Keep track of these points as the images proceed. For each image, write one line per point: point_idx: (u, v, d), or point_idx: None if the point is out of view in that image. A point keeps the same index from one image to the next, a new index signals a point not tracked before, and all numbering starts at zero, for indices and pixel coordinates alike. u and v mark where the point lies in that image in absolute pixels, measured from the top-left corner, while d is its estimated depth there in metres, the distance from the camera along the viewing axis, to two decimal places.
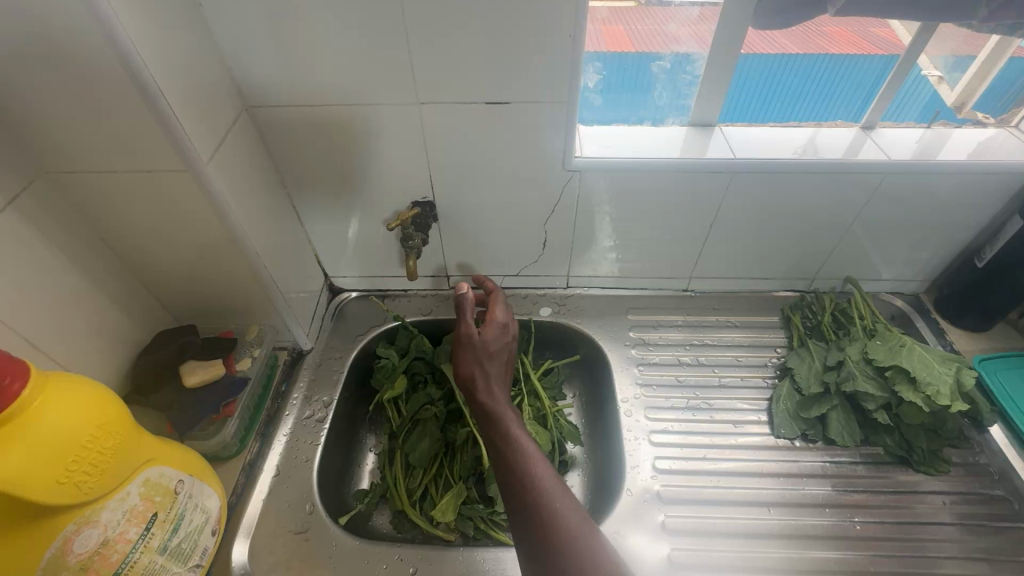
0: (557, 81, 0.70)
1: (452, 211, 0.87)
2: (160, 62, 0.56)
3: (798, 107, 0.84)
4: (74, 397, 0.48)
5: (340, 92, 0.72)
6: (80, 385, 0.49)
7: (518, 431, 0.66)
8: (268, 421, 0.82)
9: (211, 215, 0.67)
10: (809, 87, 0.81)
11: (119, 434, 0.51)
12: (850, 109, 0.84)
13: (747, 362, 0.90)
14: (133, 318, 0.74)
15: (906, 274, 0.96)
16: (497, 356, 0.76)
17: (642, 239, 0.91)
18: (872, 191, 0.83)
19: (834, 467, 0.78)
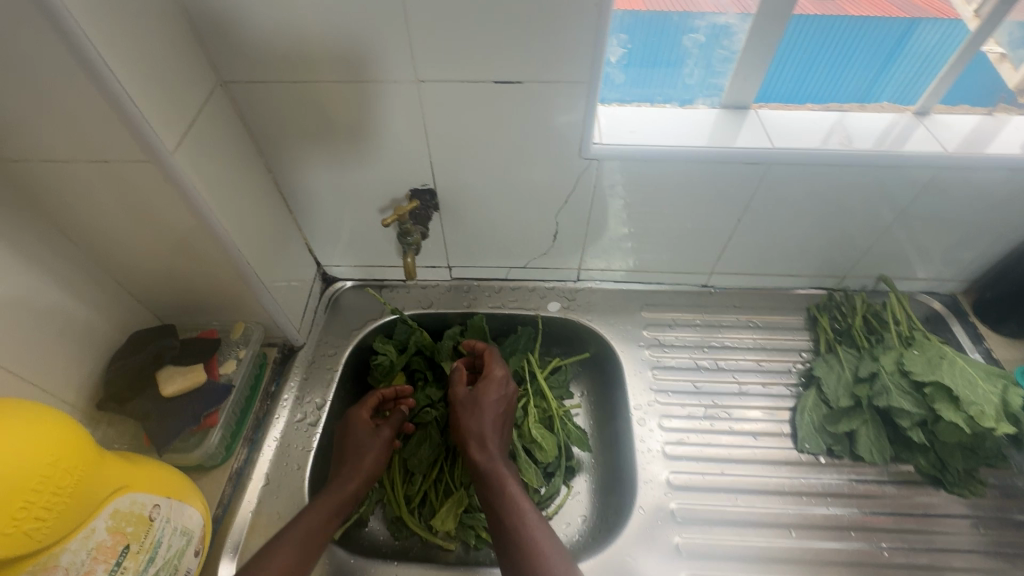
0: (577, 57, 0.61)
1: (454, 200, 0.80)
2: (108, 32, 0.47)
3: (845, 86, 0.75)
4: (27, 430, 0.43)
5: (327, 65, 0.63)
6: (34, 417, 0.44)
7: (517, 493, 0.67)
8: (256, 426, 0.76)
9: (182, 208, 0.60)
10: (860, 61, 0.72)
11: (78, 467, 0.47)
12: (865, 79, 0.74)
13: (769, 367, 0.84)
14: (104, 317, 0.68)
15: (946, 273, 0.89)
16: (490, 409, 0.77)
17: (661, 232, 0.84)
18: (922, 187, 0.75)
19: (858, 485, 0.73)
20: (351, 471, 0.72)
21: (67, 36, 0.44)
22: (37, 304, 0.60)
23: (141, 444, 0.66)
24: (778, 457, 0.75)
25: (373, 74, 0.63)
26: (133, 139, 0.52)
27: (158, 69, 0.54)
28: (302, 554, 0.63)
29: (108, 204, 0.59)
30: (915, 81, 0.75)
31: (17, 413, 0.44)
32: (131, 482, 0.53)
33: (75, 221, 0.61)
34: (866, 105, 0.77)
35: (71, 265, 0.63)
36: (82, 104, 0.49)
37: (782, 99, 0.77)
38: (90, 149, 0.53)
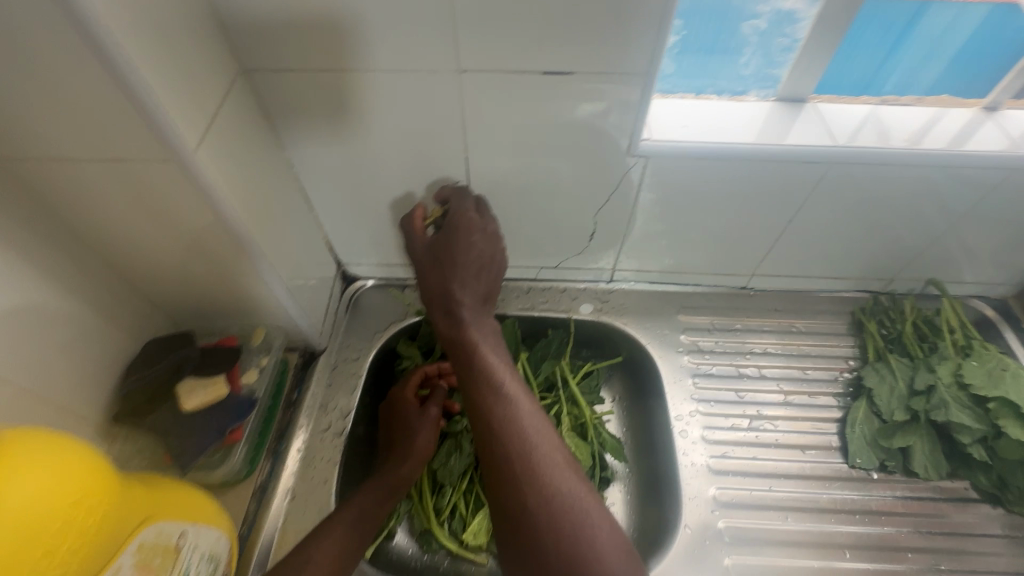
0: (627, 39, 0.56)
1: (486, 197, 0.74)
2: (122, 11, 0.43)
3: (907, 77, 0.71)
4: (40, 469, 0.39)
5: (356, 48, 0.58)
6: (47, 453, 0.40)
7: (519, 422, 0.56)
8: (279, 437, 0.73)
9: (201, 207, 0.55)
10: (925, 51, 0.69)
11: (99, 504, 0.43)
12: (906, 61, 0.70)
13: (814, 375, 0.82)
14: (117, 322, 0.64)
15: (998, 278, 0.84)
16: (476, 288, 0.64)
17: (704, 233, 0.79)
18: (989, 187, 0.70)
19: (911, 503, 0.72)
20: (409, 455, 0.70)
21: (79, 17, 0.39)
22: (47, 314, 0.55)
23: (161, 461, 0.64)
24: (828, 471, 0.75)
25: (409, 59, 0.59)
26: (153, 136, 0.48)
27: (175, 55, 0.49)
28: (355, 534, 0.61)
29: (121, 206, 0.54)
30: (918, 70, 0.70)
31: (30, 451, 0.39)
32: (156, 508, 0.50)
33: (85, 223, 0.56)
34: (923, 99, 0.72)
35: (81, 267, 0.59)
36: (97, 97, 0.44)
37: (836, 91, 0.73)
38: (104, 147, 0.48)
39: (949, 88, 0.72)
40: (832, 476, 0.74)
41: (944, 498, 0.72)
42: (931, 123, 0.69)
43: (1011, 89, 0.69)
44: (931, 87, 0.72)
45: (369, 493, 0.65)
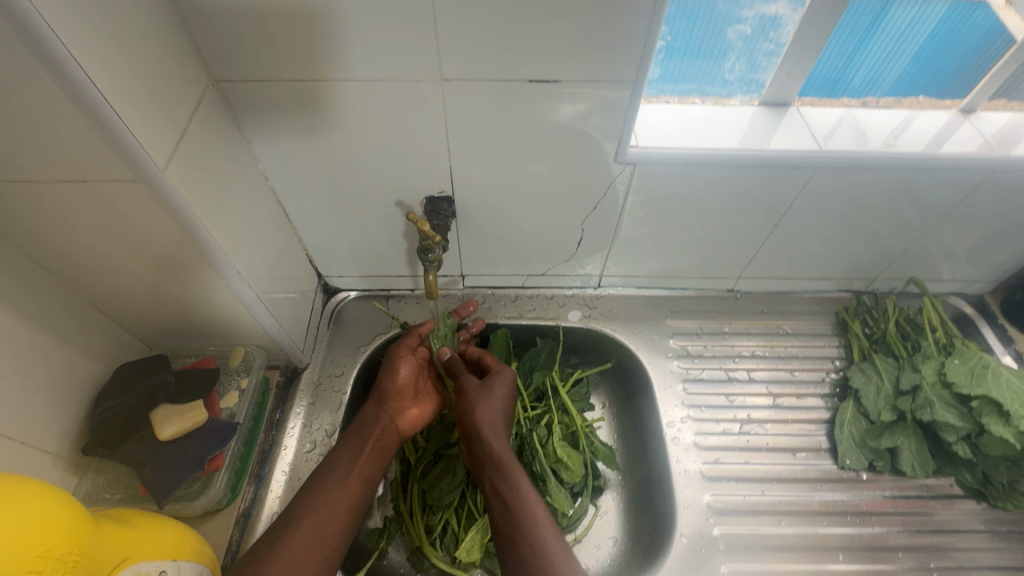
0: (613, 46, 0.55)
1: (472, 206, 0.73)
2: (78, 25, 0.40)
3: (879, 77, 0.71)
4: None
5: (334, 57, 0.56)
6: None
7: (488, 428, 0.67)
8: (262, 460, 0.70)
9: (171, 227, 0.52)
10: (896, 52, 0.68)
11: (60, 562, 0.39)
12: (877, 61, 0.69)
13: (802, 377, 0.83)
14: (85, 348, 0.60)
15: (974, 276, 0.85)
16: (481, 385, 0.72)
17: (692, 238, 0.79)
18: (969, 188, 0.71)
19: (899, 501, 0.74)
20: (376, 404, 0.72)
21: (30, 34, 0.37)
22: (7, 347, 0.52)
23: (138, 493, 0.62)
24: (819, 474, 0.76)
25: (389, 69, 0.57)
26: (116, 156, 0.45)
27: (139, 69, 0.46)
28: (342, 490, 0.62)
29: (85, 229, 0.51)
30: (883, 66, 0.69)
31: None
32: (117, 535, 0.47)
33: (47, 249, 0.53)
34: (902, 99, 0.73)
35: (45, 293, 0.56)
36: (52, 119, 0.42)
37: (821, 94, 0.72)
38: (63, 168, 0.45)
39: (911, 86, 0.72)
40: (821, 478, 0.75)
41: (929, 496, 0.74)
42: (904, 127, 0.70)
43: (987, 92, 0.70)
44: (894, 85, 0.71)
45: (347, 450, 0.66)
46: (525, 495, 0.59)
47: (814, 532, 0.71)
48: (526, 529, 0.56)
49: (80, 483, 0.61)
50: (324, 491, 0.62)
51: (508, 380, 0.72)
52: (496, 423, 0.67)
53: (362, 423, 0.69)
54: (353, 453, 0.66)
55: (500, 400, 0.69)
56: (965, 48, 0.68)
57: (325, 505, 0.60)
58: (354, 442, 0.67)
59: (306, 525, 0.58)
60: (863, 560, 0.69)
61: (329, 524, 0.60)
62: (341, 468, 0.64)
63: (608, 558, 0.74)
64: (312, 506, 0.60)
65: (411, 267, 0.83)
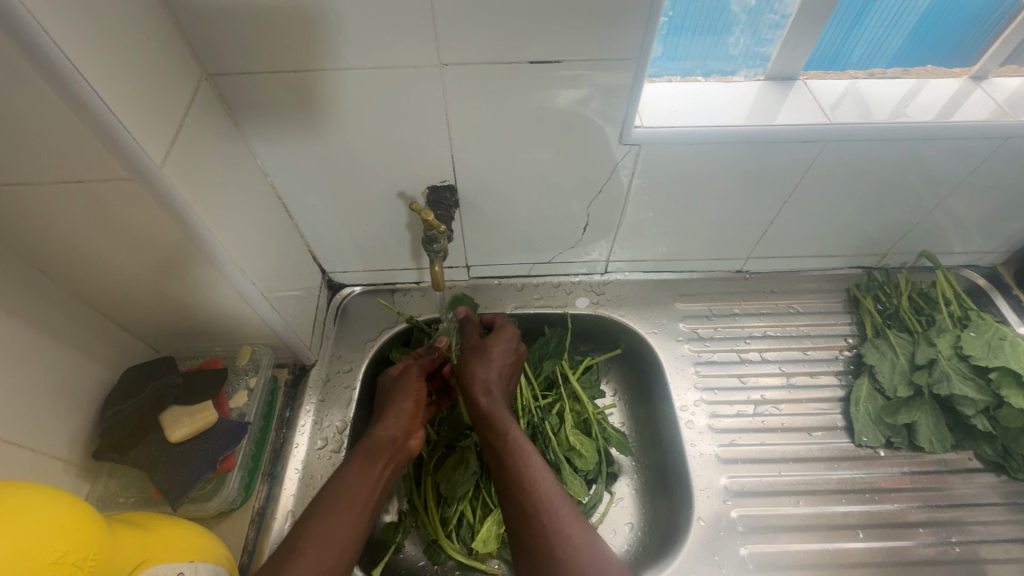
0: (615, 24, 0.54)
1: (474, 195, 0.72)
2: (66, 21, 0.39)
3: (880, 50, 0.69)
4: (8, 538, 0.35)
5: (329, 47, 0.54)
6: (12, 518, 0.36)
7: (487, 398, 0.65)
8: (275, 458, 0.70)
9: (170, 226, 0.51)
10: (896, 23, 0.66)
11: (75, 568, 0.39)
12: (877, 34, 0.67)
13: (815, 356, 0.82)
14: (91, 353, 0.60)
15: (986, 247, 0.84)
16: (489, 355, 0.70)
17: (698, 220, 0.77)
18: (983, 157, 0.69)
19: (917, 477, 0.73)
20: (386, 420, 0.67)
21: (18, 31, 0.36)
22: (12, 355, 0.52)
23: (151, 496, 0.62)
24: (835, 452, 0.75)
25: (385, 56, 0.55)
26: (113, 154, 0.44)
27: (132, 65, 0.45)
28: (351, 511, 0.58)
29: (84, 232, 0.50)
30: (882, 39, 0.68)
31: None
32: (125, 531, 0.46)
33: (47, 254, 0.52)
34: (911, 69, 0.71)
35: (50, 299, 0.55)
36: (44, 118, 0.41)
37: (824, 68, 0.71)
38: (57, 169, 0.44)
39: (911, 57, 0.70)
40: (838, 456, 0.75)
41: (948, 471, 0.73)
42: (913, 96, 0.68)
43: (998, 57, 0.68)
44: (893, 57, 0.70)
45: (358, 469, 0.62)
46: (526, 458, 0.59)
47: (832, 510, 0.71)
48: (526, 483, 0.57)
49: (93, 489, 0.61)
50: (331, 514, 0.57)
51: (507, 343, 0.72)
52: (491, 379, 0.68)
53: (373, 442, 0.65)
54: (364, 473, 0.62)
55: (498, 369, 0.69)
56: (970, 15, 0.66)
57: (332, 526, 0.56)
58: (365, 462, 0.63)
59: (313, 548, 0.54)
60: (883, 537, 0.69)
61: (338, 546, 0.56)
62: (350, 488, 0.60)
63: (625, 544, 0.74)
64: (315, 529, 0.55)
65: (416, 259, 0.82)
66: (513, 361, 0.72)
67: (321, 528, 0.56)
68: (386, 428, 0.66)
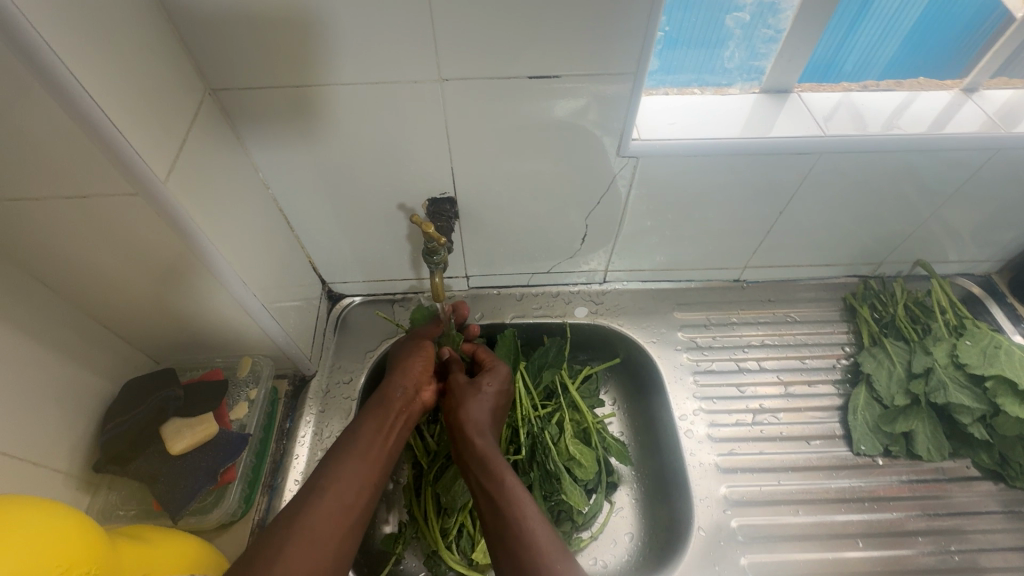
0: (613, 39, 0.55)
1: (474, 207, 0.72)
2: (72, 41, 0.39)
3: (873, 61, 0.70)
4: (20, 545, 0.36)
5: (331, 62, 0.55)
6: (22, 525, 0.37)
7: (481, 443, 0.64)
8: (274, 470, 0.70)
9: (173, 239, 0.52)
10: (889, 34, 0.67)
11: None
12: (869, 44, 0.69)
13: (813, 364, 0.83)
14: (92, 364, 0.60)
15: (980, 256, 0.85)
16: (483, 397, 0.69)
17: (696, 230, 0.78)
18: (976, 168, 0.70)
19: (915, 485, 0.74)
20: (399, 375, 0.69)
21: (27, 51, 0.36)
22: (13, 367, 0.52)
23: (151, 508, 0.62)
24: (834, 461, 0.75)
25: (386, 70, 0.56)
26: (117, 169, 0.45)
27: (138, 83, 0.46)
28: (367, 456, 0.60)
29: (87, 245, 0.51)
30: (875, 48, 0.69)
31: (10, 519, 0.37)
32: (126, 544, 0.47)
33: (49, 267, 0.52)
34: (902, 81, 0.72)
35: (52, 311, 0.55)
36: (50, 134, 0.41)
37: (819, 78, 0.72)
38: (61, 184, 0.45)
39: (904, 67, 0.71)
40: (837, 465, 0.75)
41: (946, 479, 0.74)
42: (905, 108, 0.69)
43: (989, 69, 0.70)
44: (886, 67, 0.71)
45: (372, 419, 0.63)
46: (520, 505, 0.56)
47: (832, 519, 0.71)
48: (521, 527, 0.54)
49: (92, 501, 0.61)
50: (349, 458, 0.59)
51: (496, 377, 0.71)
52: (479, 420, 0.67)
53: (384, 394, 0.66)
54: (379, 422, 0.63)
55: (486, 410, 0.68)
56: (960, 24, 0.67)
57: (352, 469, 0.58)
58: (378, 412, 0.64)
59: (334, 487, 0.56)
60: (883, 546, 0.69)
61: (356, 487, 0.57)
62: (365, 435, 0.61)
63: (625, 554, 0.74)
64: (336, 472, 0.57)
65: (415, 270, 0.83)
66: (503, 402, 0.71)
67: (341, 471, 0.57)
68: (399, 382, 0.67)
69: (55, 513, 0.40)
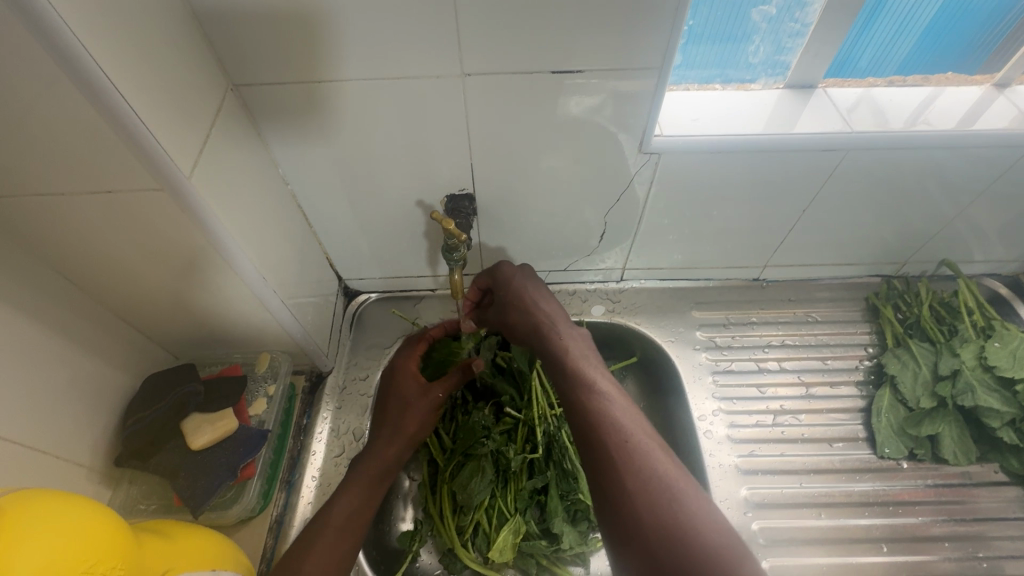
0: (638, 34, 0.54)
1: (492, 203, 0.72)
2: (99, 35, 0.39)
3: (891, 57, 0.69)
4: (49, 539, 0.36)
5: (352, 57, 0.55)
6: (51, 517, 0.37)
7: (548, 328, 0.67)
8: (292, 466, 0.70)
9: (194, 234, 0.52)
10: (905, 30, 0.66)
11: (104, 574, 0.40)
12: (886, 40, 0.67)
13: (834, 365, 0.81)
14: (114, 359, 0.61)
15: (1009, 256, 0.83)
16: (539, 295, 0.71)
17: (717, 228, 0.77)
18: (1009, 165, 0.68)
19: (941, 490, 0.72)
20: (392, 440, 0.66)
21: (54, 43, 0.36)
22: (37, 361, 0.52)
23: (171, 503, 0.62)
24: (856, 464, 0.74)
25: (408, 65, 0.56)
26: (142, 164, 0.45)
27: (162, 77, 0.46)
28: (347, 538, 0.58)
29: (110, 240, 0.51)
30: (890, 45, 0.67)
31: (38, 512, 0.37)
32: (149, 541, 0.47)
33: (73, 261, 0.53)
34: (929, 78, 0.71)
35: (76, 307, 0.56)
36: (76, 128, 0.41)
37: (840, 75, 0.71)
38: (87, 179, 0.45)
39: (922, 63, 0.69)
40: (860, 468, 0.74)
41: (973, 485, 0.72)
42: (933, 104, 0.68)
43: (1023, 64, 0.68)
44: (902, 64, 0.69)
45: (352, 495, 0.61)
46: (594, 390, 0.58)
47: (854, 524, 0.70)
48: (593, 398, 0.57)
49: (113, 496, 0.61)
50: (327, 542, 0.57)
51: (541, 284, 0.73)
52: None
53: (378, 465, 0.64)
54: (360, 499, 0.61)
55: (551, 307, 0.71)
56: (984, 19, 0.65)
57: (324, 555, 0.56)
58: (367, 488, 0.62)
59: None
60: (907, 551, 0.68)
61: (331, 572, 0.55)
62: (349, 516, 0.59)
63: None
64: (312, 560, 0.55)
65: (432, 267, 0.82)
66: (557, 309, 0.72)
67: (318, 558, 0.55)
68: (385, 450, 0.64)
69: (82, 508, 0.40)
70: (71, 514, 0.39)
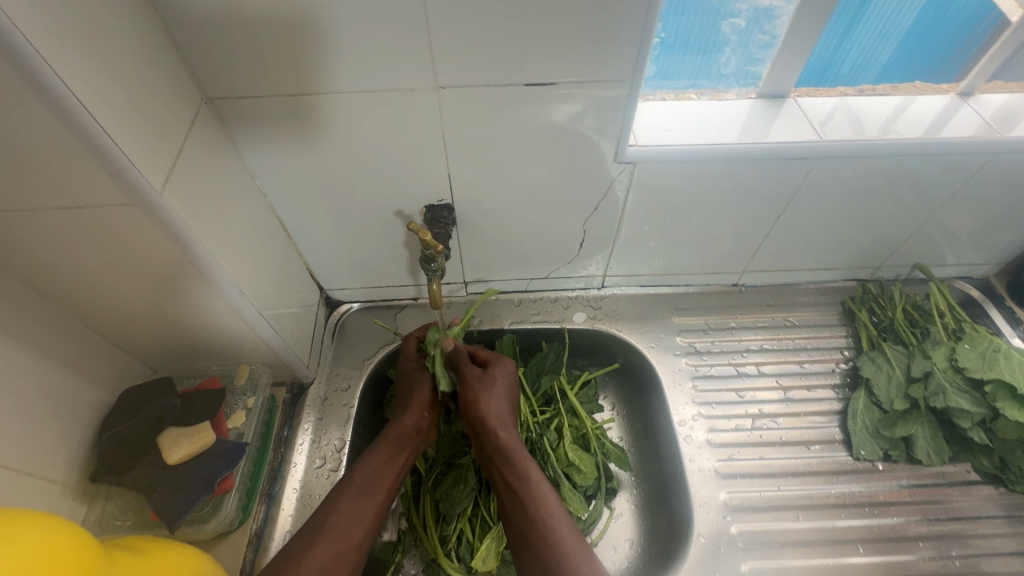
0: (609, 47, 0.55)
1: (471, 213, 0.72)
2: (65, 53, 0.39)
3: (870, 63, 0.70)
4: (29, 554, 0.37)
5: (327, 71, 0.55)
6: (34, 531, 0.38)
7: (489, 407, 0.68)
8: (272, 478, 0.70)
9: (166, 248, 0.52)
10: (886, 36, 0.68)
11: None
12: (865, 45, 0.69)
13: (812, 369, 0.82)
14: (89, 374, 0.60)
15: (978, 258, 0.85)
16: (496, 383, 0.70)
17: (694, 235, 0.78)
18: (977, 168, 0.70)
19: (916, 490, 0.73)
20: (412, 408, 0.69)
21: (20, 62, 0.36)
22: (9, 378, 0.52)
23: (148, 519, 0.61)
24: (834, 466, 0.75)
25: (384, 78, 0.56)
26: (111, 179, 0.44)
27: (133, 92, 0.46)
28: (379, 490, 0.62)
29: (83, 255, 0.51)
30: (871, 50, 0.69)
31: (19, 528, 0.38)
32: (124, 558, 0.47)
33: (45, 277, 0.52)
34: (901, 85, 0.73)
35: (50, 322, 0.55)
36: (44, 145, 0.41)
37: (816, 83, 0.72)
38: (56, 195, 0.45)
39: (899, 69, 0.72)
40: (838, 470, 0.75)
41: (947, 484, 0.74)
42: (900, 112, 0.69)
43: (985, 74, 0.70)
44: (881, 70, 0.71)
45: (379, 453, 0.65)
46: (544, 500, 0.60)
47: (832, 526, 0.71)
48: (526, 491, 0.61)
49: (88, 513, 0.60)
50: (362, 493, 0.61)
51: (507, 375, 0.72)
52: (499, 412, 0.68)
53: (401, 430, 0.67)
54: (390, 458, 0.64)
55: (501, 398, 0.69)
56: (958, 26, 0.68)
57: (352, 509, 0.59)
58: (392, 448, 0.65)
59: (337, 526, 0.58)
60: (884, 552, 0.69)
61: (361, 524, 0.59)
62: (378, 468, 0.63)
63: (624, 561, 0.74)
64: (342, 509, 0.59)
65: (413, 276, 0.83)
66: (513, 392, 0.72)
67: (348, 509, 0.59)
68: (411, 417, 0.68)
69: (59, 525, 0.41)
70: (48, 530, 0.39)
